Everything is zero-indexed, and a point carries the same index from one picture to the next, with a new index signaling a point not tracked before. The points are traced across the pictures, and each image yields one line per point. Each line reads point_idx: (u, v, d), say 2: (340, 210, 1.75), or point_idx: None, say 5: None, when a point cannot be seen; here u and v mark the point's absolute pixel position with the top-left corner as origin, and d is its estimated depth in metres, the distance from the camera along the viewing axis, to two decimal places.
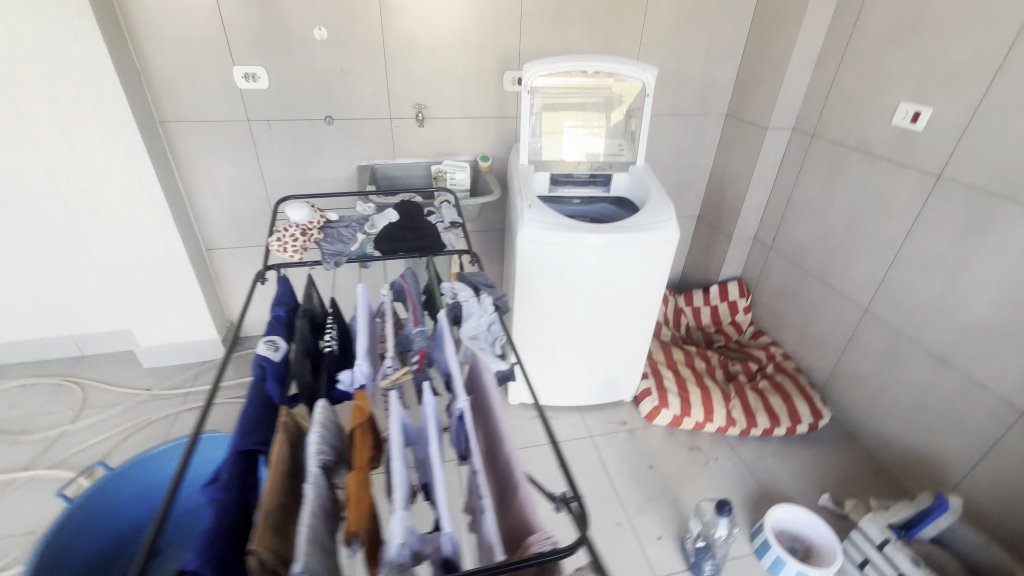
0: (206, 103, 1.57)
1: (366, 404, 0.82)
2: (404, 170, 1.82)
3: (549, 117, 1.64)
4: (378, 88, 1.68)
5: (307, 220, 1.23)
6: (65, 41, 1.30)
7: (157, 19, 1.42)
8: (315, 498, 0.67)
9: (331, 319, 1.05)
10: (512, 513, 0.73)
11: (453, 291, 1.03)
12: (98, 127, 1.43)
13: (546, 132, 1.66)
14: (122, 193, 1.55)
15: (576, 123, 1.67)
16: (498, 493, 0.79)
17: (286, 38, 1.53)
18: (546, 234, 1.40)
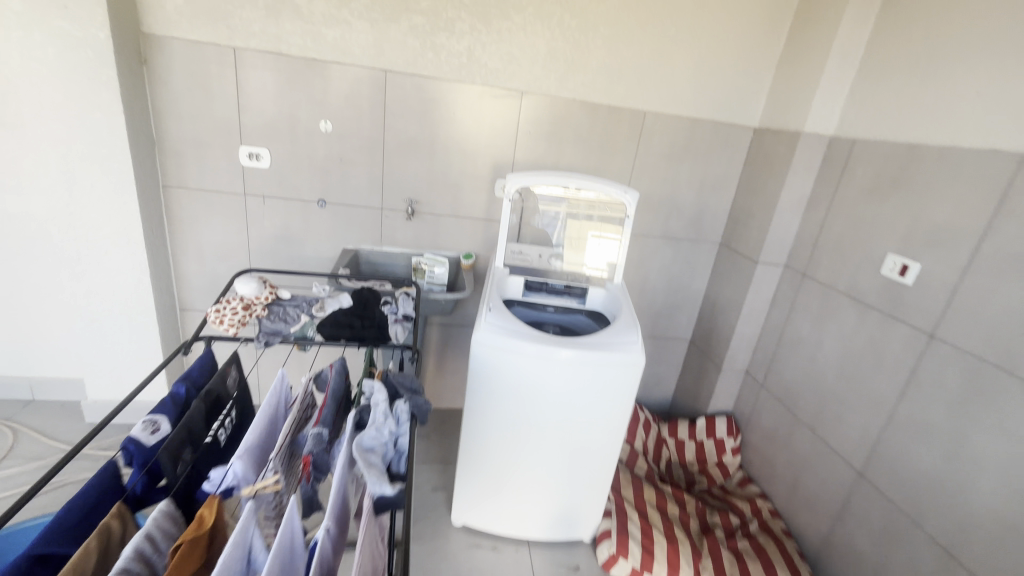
0: (209, 174, 1.66)
1: (209, 518, 0.71)
2: (388, 257, 1.83)
3: (575, 221, 1.71)
4: (374, 180, 1.75)
5: (253, 294, 1.22)
6: (89, 108, 1.44)
7: (180, 99, 1.56)
8: None
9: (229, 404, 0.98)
10: None
11: (369, 390, 0.94)
12: (99, 185, 1.52)
13: (570, 234, 1.73)
14: (108, 246, 1.60)
15: (599, 227, 1.69)
16: None
17: (294, 127, 1.65)
18: (501, 341, 1.32)
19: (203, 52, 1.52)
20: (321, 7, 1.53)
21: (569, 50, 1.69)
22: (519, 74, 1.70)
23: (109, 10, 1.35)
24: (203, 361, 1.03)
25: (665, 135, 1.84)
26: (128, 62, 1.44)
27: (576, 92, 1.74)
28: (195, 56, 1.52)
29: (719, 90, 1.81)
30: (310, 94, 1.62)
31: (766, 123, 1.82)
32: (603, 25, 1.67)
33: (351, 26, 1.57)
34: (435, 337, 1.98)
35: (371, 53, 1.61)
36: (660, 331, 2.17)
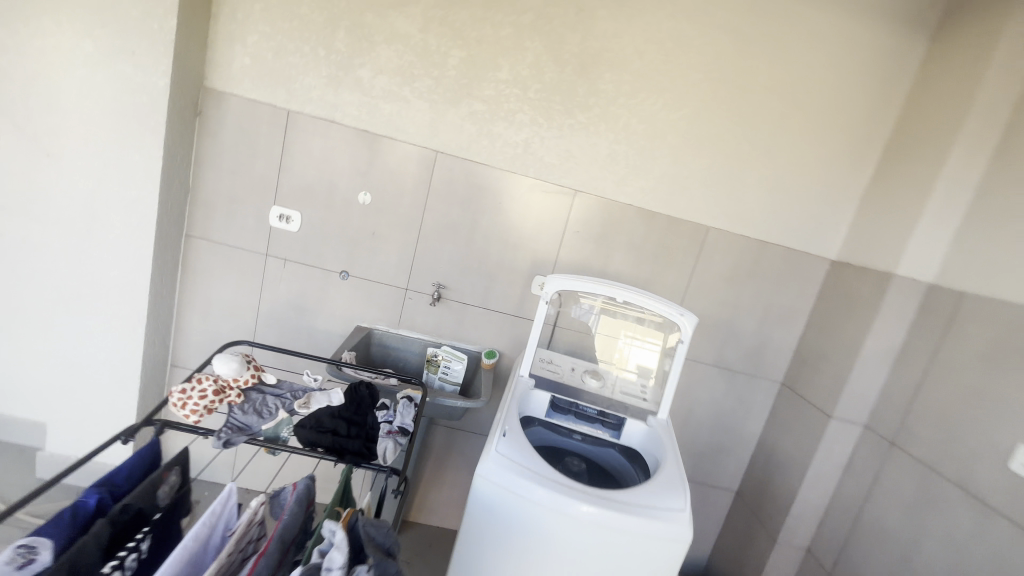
0: (235, 229, 1.57)
1: None
2: (401, 341, 1.64)
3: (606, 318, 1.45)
4: (403, 259, 1.62)
5: (230, 376, 1.02)
6: (130, 150, 1.40)
7: (224, 153, 1.52)
8: None
9: (145, 527, 0.75)
10: None
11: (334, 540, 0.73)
12: (120, 225, 1.44)
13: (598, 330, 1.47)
14: (111, 289, 1.49)
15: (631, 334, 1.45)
16: None
17: (332, 194, 1.57)
18: (511, 480, 1.07)
19: (257, 111, 1.50)
20: (383, 83, 1.50)
21: (632, 153, 1.58)
22: (575, 171, 1.59)
23: (175, 61, 1.35)
24: (138, 458, 0.82)
25: (727, 254, 1.65)
26: (181, 111, 1.42)
27: (634, 197, 1.61)
28: (249, 114, 1.50)
29: (793, 215, 1.64)
30: (354, 164, 1.55)
31: (846, 257, 1.61)
32: (671, 134, 1.57)
33: (409, 104, 1.52)
34: (438, 442, 1.72)
35: (425, 132, 1.54)
36: (701, 475, 1.83)
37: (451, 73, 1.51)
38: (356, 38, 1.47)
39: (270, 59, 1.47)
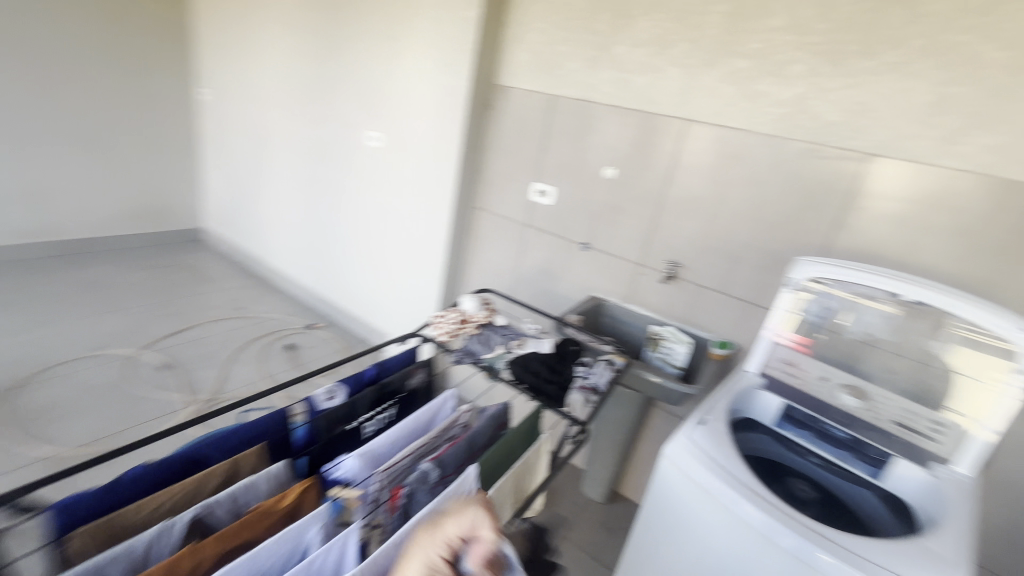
0: (506, 201, 1.89)
1: (288, 500, 0.74)
2: (631, 316, 1.63)
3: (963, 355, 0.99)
4: (641, 235, 1.62)
5: (472, 312, 1.31)
6: (445, 140, 1.88)
7: (504, 137, 1.84)
8: (149, 538, 0.64)
9: (393, 402, 1.04)
10: None
11: None
12: (435, 197, 1.97)
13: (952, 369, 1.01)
14: (428, 243, 2.05)
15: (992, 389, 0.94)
16: None
17: (582, 169, 1.69)
18: (696, 472, 0.98)
19: (530, 100, 1.75)
20: (638, 56, 1.51)
21: (976, 98, 1.10)
22: (871, 130, 1.23)
23: (474, 65, 1.73)
24: (402, 358, 1.14)
25: None
26: (476, 106, 1.81)
27: (972, 161, 1.13)
28: (524, 103, 1.76)
29: None
30: (603, 141, 1.63)
31: None
32: None
33: (663, 74, 1.48)
34: (659, 424, 1.67)
35: (677, 101, 1.48)
36: None
37: (713, 31, 1.38)
38: (617, 16, 1.52)
39: (545, 51, 1.68)
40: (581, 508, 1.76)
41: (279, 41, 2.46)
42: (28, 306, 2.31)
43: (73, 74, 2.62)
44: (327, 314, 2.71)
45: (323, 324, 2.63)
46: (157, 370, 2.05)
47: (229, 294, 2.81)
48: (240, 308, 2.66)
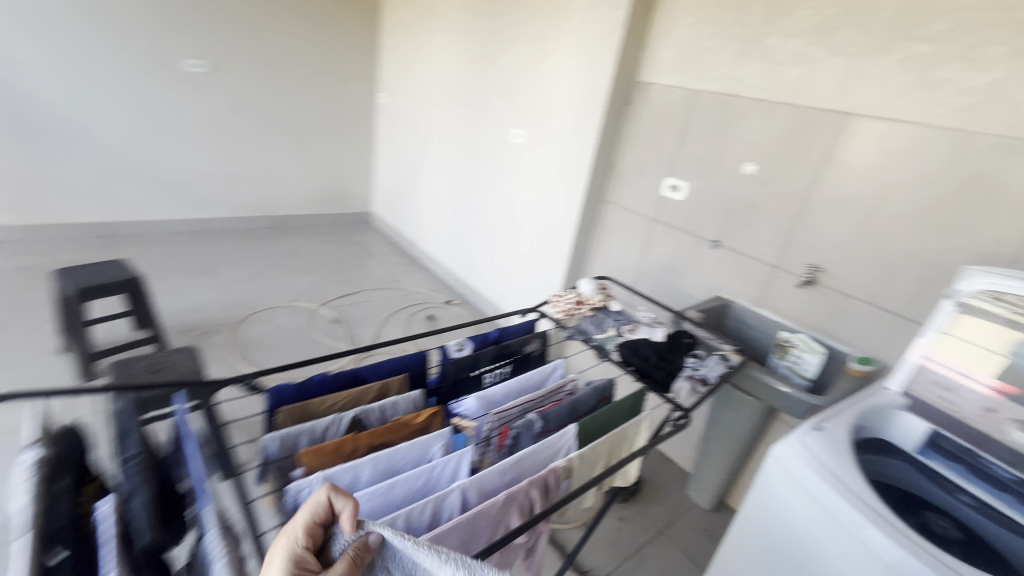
0: (637, 196, 1.93)
1: (423, 419, 0.91)
2: (761, 322, 1.53)
3: None
4: (779, 235, 1.53)
5: (589, 295, 1.39)
6: (582, 135, 1.98)
7: (640, 133, 1.88)
8: (328, 423, 0.85)
9: (509, 362, 1.18)
10: None
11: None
12: (569, 189, 2.09)
13: None
14: (558, 233, 2.19)
15: None
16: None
17: (719, 164, 1.65)
18: (803, 474, 0.94)
19: (671, 95, 1.75)
20: (793, 47, 1.43)
21: None
22: None
23: (617, 64, 1.79)
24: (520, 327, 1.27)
25: None
26: (615, 103, 1.87)
27: None
28: (665, 99, 1.77)
29: None
30: (744, 136, 1.58)
31: None
32: None
33: (820, 64, 1.38)
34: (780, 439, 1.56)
35: (834, 93, 1.36)
36: None
37: (886, 15, 1.25)
38: (773, 6, 1.45)
39: (690, 47, 1.67)
40: (684, 509, 1.73)
41: (446, 50, 2.80)
42: (251, 264, 3.00)
43: (294, 84, 3.30)
44: (463, 293, 3.01)
45: (459, 301, 2.93)
46: (331, 322, 2.52)
47: (387, 269, 3.28)
48: (394, 281, 3.11)
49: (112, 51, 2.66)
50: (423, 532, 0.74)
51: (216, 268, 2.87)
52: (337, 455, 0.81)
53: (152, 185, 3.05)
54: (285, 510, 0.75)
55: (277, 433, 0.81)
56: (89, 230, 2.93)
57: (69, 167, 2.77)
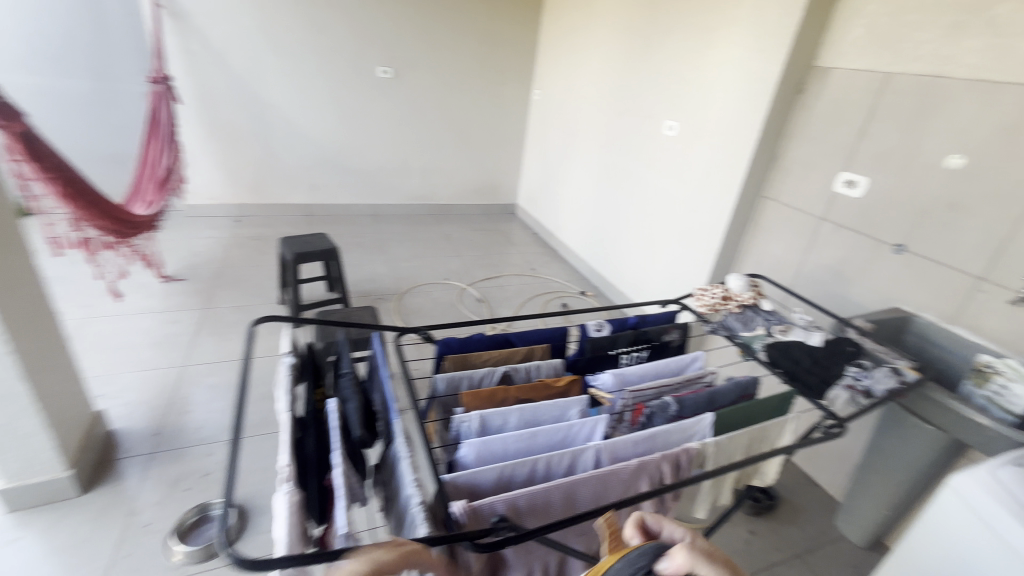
0: (801, 192, 1.77)
1: (563, 384, 1.01)
2: (952, 341, 1.32)
3: None
4: (988, 241, 1.29)
5: (736, 291, 1.33)
6: (743, 126, 1.89)
7: (812, 123, 1.72)
8: (482, 374, 0.99)
9: (647, 348, 1.21)
10: (533, 516, 0.74)
11: None
12: (723, 183, 2.00)
13: None
14: (706, 229, 2.11)
15: None
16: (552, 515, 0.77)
17: (912, 157, 1.44)
18: (990, 509, 0.82)
19: (856, 80, 1.57)
20: None
21: None
22: None
23: (791, 49, 1.66)
24: (660, 317, 1.29)
25: None
26: (784, 91, 1.74)
27: None
28: (847, 84, 1.59)
29: None
30: (950, 123, 1.35)
31: None
32: None
33: None
34: None
35: None
36: None
37: None
38: None
39: (885, 24, 1.48)
40: (828, 539, 1.57)
41: (602, 46, 2.84)
42: (414, 246, 3.43)
43: (460, 86, 3.65)
44: (599, 286, 3.05)
45: (594, 293, 2.98)
46: (476, 301, 2.77)
47: (527, 258, 3.47)
48: (533, 269, 3.28)
49: (326, 64, 3.25)
50: (560, 478, 0.83)
51: (386, 247, 3.35)
52: (489, 402, 0.94)
53: (345, 175, 3.66)
54: (449, 437, 0.90)
55: (444, 375, 0.97)
56: (300, 211, 3.64)
57: (291, 160, 3.47)
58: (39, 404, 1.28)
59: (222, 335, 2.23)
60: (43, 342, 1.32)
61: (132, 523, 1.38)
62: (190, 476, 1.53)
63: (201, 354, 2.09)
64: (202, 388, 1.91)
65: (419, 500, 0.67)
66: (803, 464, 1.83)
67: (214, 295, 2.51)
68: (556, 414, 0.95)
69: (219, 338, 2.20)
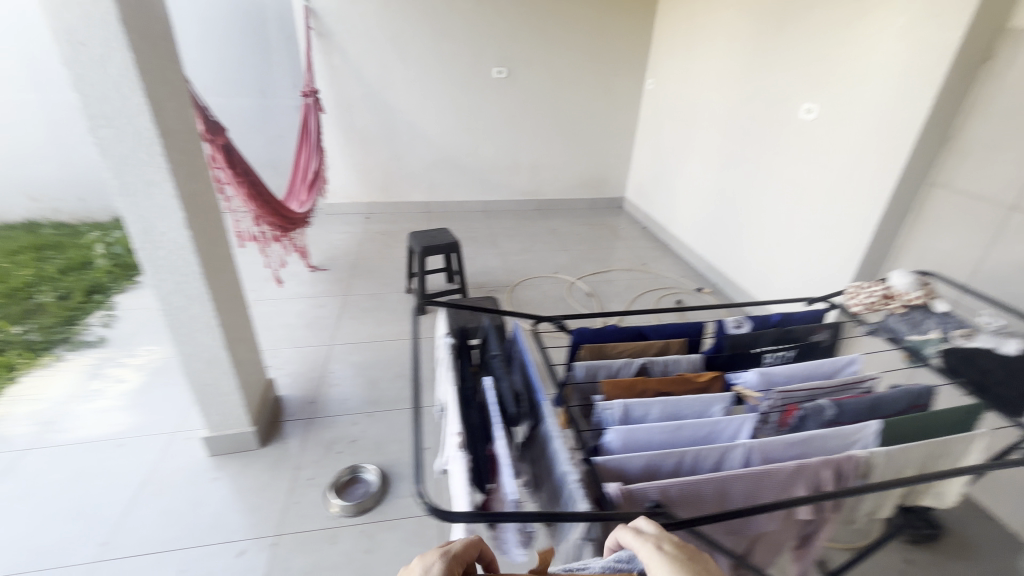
0: (980, 176, 1.50)
1: (704, 379, 0.99)
2: None
3: None
4: None
5: (902, 289, 1.18)
6: (907, 103, 1.67)
7: (1000, 95, 1.44)
8: (619, 365, 1.00)
9: (793, 348, 1.13)
10: (684, 505, 0.75)
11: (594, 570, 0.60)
12: (878, 169, 1.79)
13: None
14: (853, 221, 1.90)
15: None
16: (703, 508, 0.76)
17: None
18: None
19: None
20: None
21: None
22: None
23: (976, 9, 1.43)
24: (807, 315, 1.20)
25: None
26: (965, 59, 1.50)
27: None
28: None
29: None
30: None
31: None
32: None
33: None
34: None
35: None
36: None
37: None
38: None
39: None
40: None
41: (728, 26, 2.67)
42: (524, 240, 3.53)
43: (571, 80, 3.67)
44: (717, 282, 2.89)
45: (711, 290, 2.83)
46: (587, 295, 2.77)
47: (637, 252, 3.39)
48: (644, 264, 3.20)
49: (446, 69, 3.45)
50: (708, 473, 0.82)
51: (497, 241, 3.49)
52: (628, 392, 0.95)
53: (460, 173, 3.87)
54: (591, 423, 0.93)
55: (583, 363, 1.00)
56: (420, 207, 3.93)
57: (413, 161, 3.75)
58: (234, 369, 1.55)
59: (360, 320, 2.49)
60: (237, 318, 1.59)
61: (298, 476, 1.61)
62: (341, 441, 1.75)
63: (344, 335, 2.37)
64: (346, 365, 2.16)
65: (576, 479, 0.71)
66: (974, 493, 1.58)
67: (352, 283, 2.82)
68: (698, 409, 0.93)
69: (358, 322, 2.47)
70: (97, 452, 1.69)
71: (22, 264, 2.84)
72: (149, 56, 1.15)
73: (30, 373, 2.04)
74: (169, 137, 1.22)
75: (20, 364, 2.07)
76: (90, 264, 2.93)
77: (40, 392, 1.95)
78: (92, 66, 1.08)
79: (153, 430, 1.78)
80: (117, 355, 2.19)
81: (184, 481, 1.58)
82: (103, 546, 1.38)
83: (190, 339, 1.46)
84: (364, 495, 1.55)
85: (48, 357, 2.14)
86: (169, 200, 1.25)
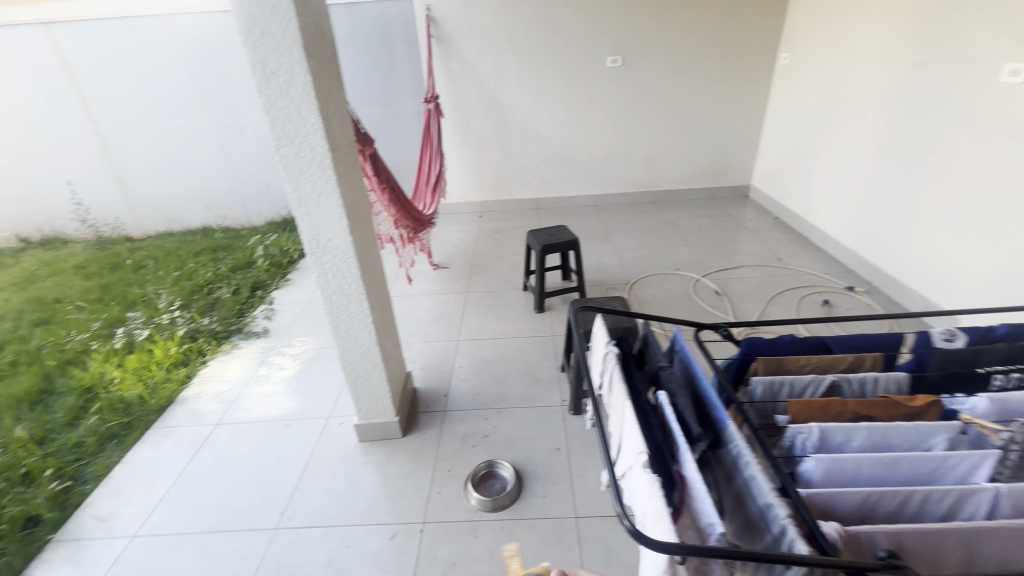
0: None
1: (918, 404, 0.84)
2: None
3: None
4: None
5: None
6: None
7: None
8: (805, 383, 0.89)
9: None
10: (918, 558, 0.63)
11: None
12: None
13: None
14: None
15: None
16: (942, 563, 0.64)
17: None
18: None
19: None
20: None
21: None
22: None
23: None
24: None
25: None
26: None
27: None
28: None
29: None
30: None
31: None
32: None
33: None
34: None
35: None
36: None
37: None
38: None
39: None
40: None
41: None
42: (639, 234, 3.39)
43: (692, 62, 3.42)
44: (874, 280, 2.52)
45: (865, 289, 2.48)
46: (714, 294, 2.57)
47: (770, 246, 3.08)
48: (779, 259, 2.89)
49: (559, 63, 3.41)
50: (937, 520, 0.69)
51: (612, 236, 3.38)
52: (821, 415, 0.84)
53: (571, 168, 3.81)
54: (777, 446, 0.83)
55: (762, 379, 0.90)
56: (530, 204, 3.95)
57: (524, 158, 3.77)
58: (383, 363, 1.67)
59: (482, 316, 2.57)
60: (385, 316, 1.71)
61: (438, 467, 1.69)
62: (474, 436, 1.81)
63: (468, 332, 2.45)
64: (472, 361, 2.23)
65: (787, 515, 0.62)
66: None
67: (471, 281, 2.92)
68: (916, 441, 0.79)
69: (480, 318, 2.55)
70: (271, 430, 1.93)
71: (203, 264, 3.36)
72: (322, 78, 1.26)
73: (216, 358, 2.40)
74: (336, 151, 1.34)
75: (208, 350, 2.44)
76: (253, 263, 3.37)
77: (224, 374, 2.29)
78: (279, 91, 1.20)
79: (312, 414, 1.99)
80: (279, 344, 2.49)
81: (340, 462, 1.75)
82: (282, 515, 1.57)
83: (348, 335, 1.59)
84: (500, 491, 1.59)
85: (227, 344, 2.51)
86: (336, 209, 1.37)
